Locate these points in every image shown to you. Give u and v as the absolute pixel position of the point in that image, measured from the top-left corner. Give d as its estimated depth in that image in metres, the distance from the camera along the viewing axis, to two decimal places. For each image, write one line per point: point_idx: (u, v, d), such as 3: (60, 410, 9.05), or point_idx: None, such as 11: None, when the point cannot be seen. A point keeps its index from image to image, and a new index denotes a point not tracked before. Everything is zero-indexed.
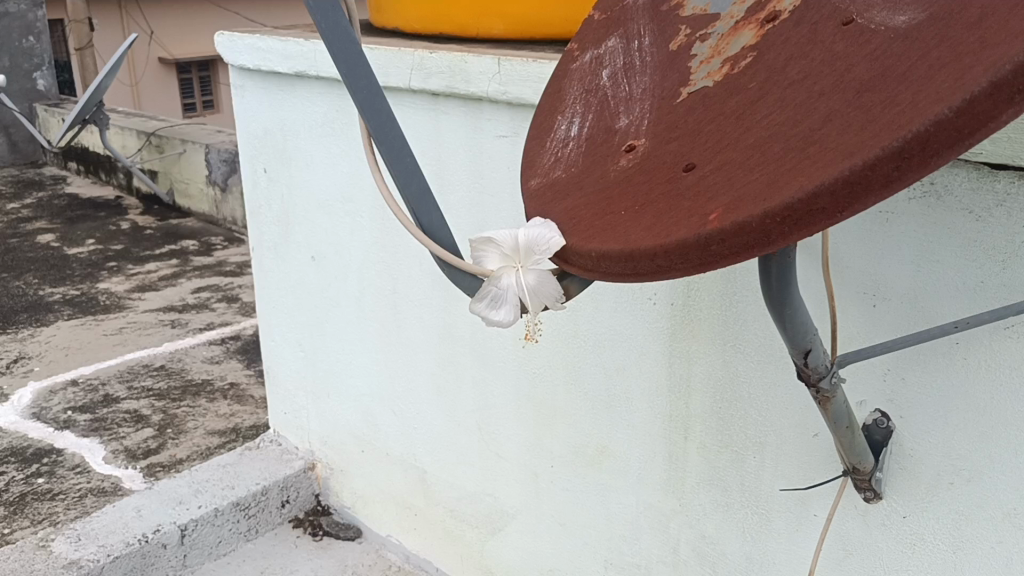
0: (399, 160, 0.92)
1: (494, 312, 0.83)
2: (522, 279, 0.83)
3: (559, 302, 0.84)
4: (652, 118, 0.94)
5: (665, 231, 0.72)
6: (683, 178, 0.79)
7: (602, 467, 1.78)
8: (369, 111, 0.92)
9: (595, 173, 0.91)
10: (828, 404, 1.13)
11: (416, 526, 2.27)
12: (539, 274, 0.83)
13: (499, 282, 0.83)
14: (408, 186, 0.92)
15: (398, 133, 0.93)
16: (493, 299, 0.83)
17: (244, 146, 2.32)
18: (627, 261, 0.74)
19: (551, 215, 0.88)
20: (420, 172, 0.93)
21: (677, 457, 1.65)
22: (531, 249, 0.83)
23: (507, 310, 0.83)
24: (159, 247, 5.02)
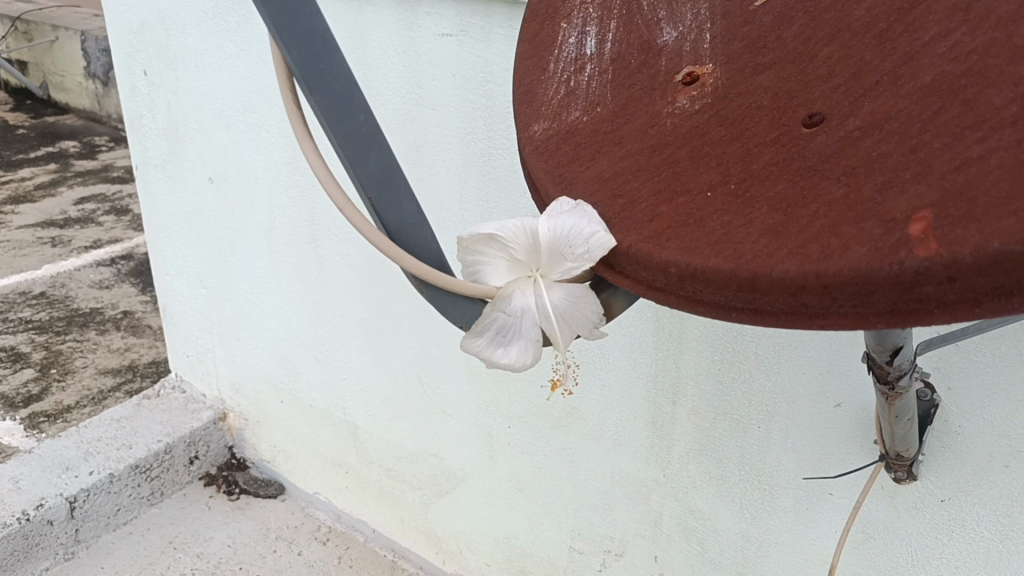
0: (345, 119, 0.60)
1: (504, 352, 0.54)
2: (545, 299, 0.53)
3: (598, 327, 0.54)
4: (717, 31, 0.62)
5: (817, 243, 0.42)
6: (808, 142, 0.49)
7: (570, 431, 1.52)
8: (294, 35, 0.59)
9: (638, 117, 0.60)
10: (896, 401, 0.89)
11: (347, 485, 1.99)
12: (570, 287, 0.53)
13: (511, 304, 0.53)
14: (360, 161, 0.60)
15: (344, 68, 0.60)
16: (501, 333, 0.54)
17: (117, 40, 1.90)
18: (743, 291, 0.44)
19: (579, 193, 0.57)
20: (381, 134, 0.61)
21: (662, 424, 1.40)
22: (557, 249, 0.53)
23: (525, 349, 0.53)
24: (34, 151, 4.45)
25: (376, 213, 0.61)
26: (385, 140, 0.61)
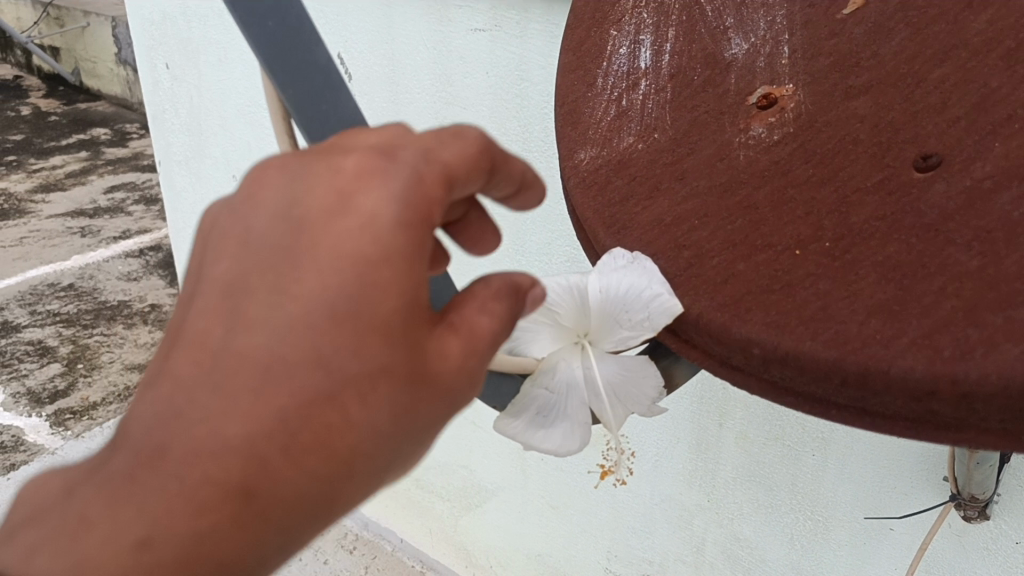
0: None
1: (545, 432, 0.47)
2: (595, 372, 0.48)
3: (658, 405, 0.48)
4: (797, 44, 0.52)
5: (948, 333, 0.35)
6: (923, 189, 0.40)
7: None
8: (288, 71, 0.42)
9: (704, 147, 0.50)
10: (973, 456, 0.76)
11: (372, 495, 1.84)
12: (624, 357, 0.47)
13: (554, 378, 0.48)
14: None
15: (354, 111, 0.45)
16: (542, 412, 0.48)
17: (138, 32, 1.83)
18: (850, 385, 0.36)
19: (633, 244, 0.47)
20: None
21: (708, 447, 1.17)
22: (610, 314, 0.47)
23: (571, 431, 0.47)
24: (65, 138, 4.42)
25: None
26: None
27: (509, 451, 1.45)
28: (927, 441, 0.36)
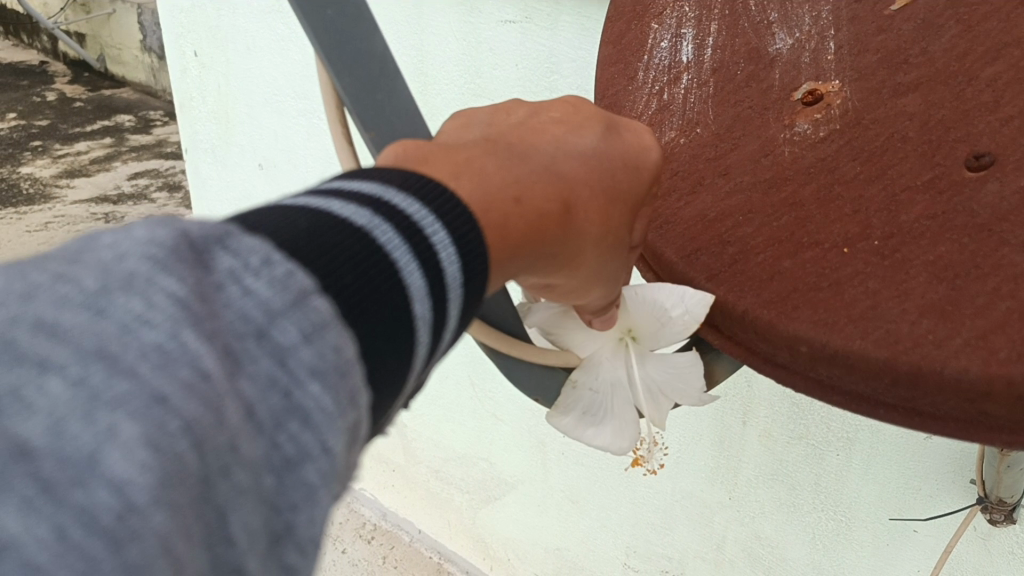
0: None
1: (593, 432, 0.48)
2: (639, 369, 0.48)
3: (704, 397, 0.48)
4: (843, 39, 0.52)
5: (1004, 334, 0.35)
6: (976, 188, 0.40)
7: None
8: (344, 59, 0.43)
9: (748, 142, 0.50)
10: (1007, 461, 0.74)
11: (394, 483, 1.77)
12: (666, 359, 0.48)
13: (599, 380, 0.48)
14: None
15: (408, 103, 0.45)
16: (590, 415, 0.48)
17: (166, 20, 1.84)
18: (900, 385, 0.36)
19: (665, 246, 0.47)
20: None
21: (730, 443, 1.15)
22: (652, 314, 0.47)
23: (617, 433, 0.48)
24: (90, 124, 4.44)
25: None
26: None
27: (530, 445, 1.44)
28: (979, 444, 0.36)
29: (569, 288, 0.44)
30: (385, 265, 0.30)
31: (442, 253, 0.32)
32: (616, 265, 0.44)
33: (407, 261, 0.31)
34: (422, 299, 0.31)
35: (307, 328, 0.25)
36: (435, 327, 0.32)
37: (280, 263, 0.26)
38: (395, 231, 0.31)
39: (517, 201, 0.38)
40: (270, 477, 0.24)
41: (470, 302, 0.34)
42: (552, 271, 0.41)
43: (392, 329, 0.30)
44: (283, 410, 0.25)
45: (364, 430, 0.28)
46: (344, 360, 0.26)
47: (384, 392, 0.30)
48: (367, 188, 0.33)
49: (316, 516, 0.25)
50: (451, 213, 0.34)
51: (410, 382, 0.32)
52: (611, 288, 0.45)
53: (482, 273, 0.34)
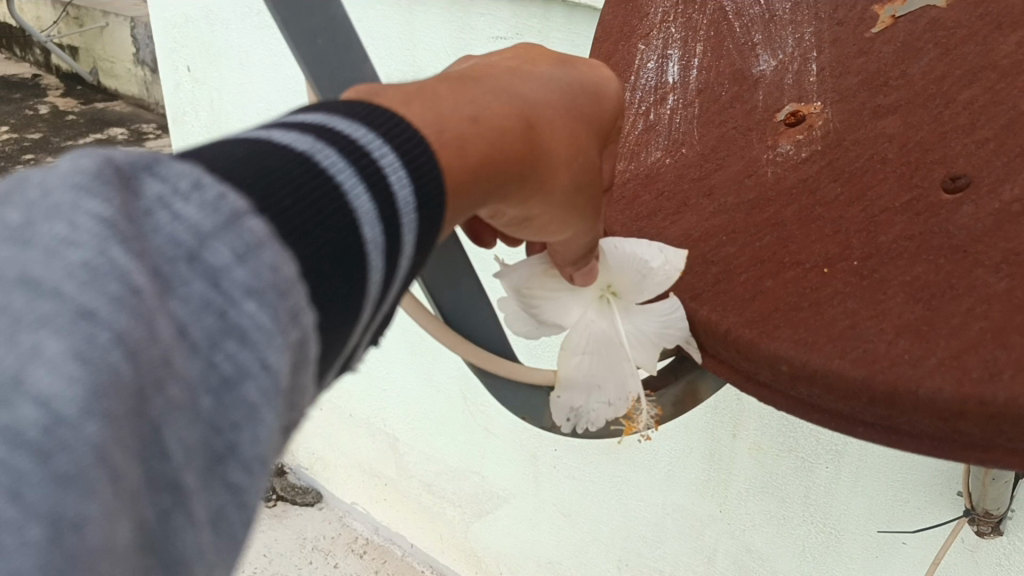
0: None
1: (598, 393, 0.50)
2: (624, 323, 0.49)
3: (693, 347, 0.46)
4: (825, 62, 0.53)
5: (977, 355, 0.36)
6: (953, 209, 0.41)
7: (639, 463, 1.25)
8: (334, 86, 0.45)
9: (732, 163, 0.50)
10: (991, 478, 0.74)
11: (386, 497, 1.75)
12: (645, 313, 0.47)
13: (588, 340, 0.50)
14: None
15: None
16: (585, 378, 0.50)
17: (160, 34, 1.84)
18: (877, 405, 0.37)
19: None
20: None
21: (721, 457, 1.15)
22: (627, 266, 0.48)
23: (613, 392, 0.50)
24: (82, 139, 4.42)
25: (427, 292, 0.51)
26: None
27: (521, 459, 1.44)
28: (953, 462, 0.37)
29: (545, 221, 0.43)
30: (330, 187, 0.29)
31: (392, 176, 0.32)
32: (591, 194, 0.43)
33: (354, 185, 0.30)
34: (371, 223, 0.30)
35: (239, 248, 0.24)
36: (389, 254, 0.31)
37: (211, 185, 0.25)
38: (340, 154, 0.30)
39: (473, 121, 0.38)
40: (208, 399, 0.24)
41: (425, 231, 0.33)
42: (527, 202, 0.42)
43: (342, 253, 0.29)
44: (218, 331, 0.24)
45: (311, 351, 0.27)
46: (282, 279, 0.25)
47: (336, 313, 0.29)
48: (310, 117, 0.32)
49: (259, 438, 0.25)
50: (400, 139, 0.33)
51: (365, 308, 0.31)
52: (590, 221, 0.45)
53: (435, 201, 0.34)
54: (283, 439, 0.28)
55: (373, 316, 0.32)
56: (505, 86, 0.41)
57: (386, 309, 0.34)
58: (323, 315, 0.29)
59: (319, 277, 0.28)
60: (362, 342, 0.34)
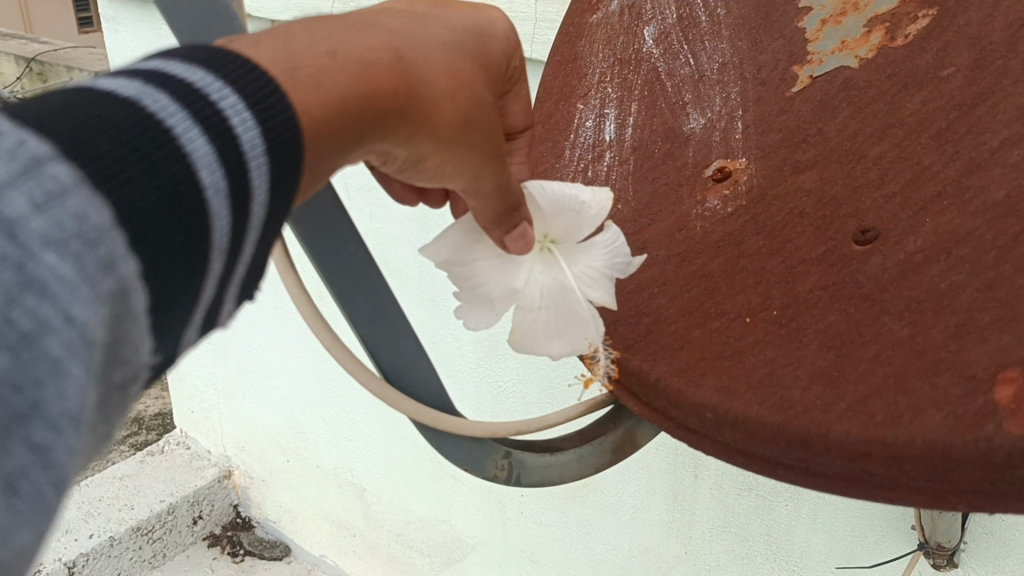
0: (334, 253, 0.57)
1: (551, 338, 0.49)
2: (569, 266, 0.50)
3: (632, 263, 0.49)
4: (749, 119, 0.55)
5: (881, 400, 0.38)
6: (862, 261, 0.44)
7: (606, 506, 1.23)
8: None
9: (664, 218, 0.53)
10: None
11: (355, 551, 1.62)
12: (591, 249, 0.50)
13: (531, 286, 0.50)
14: (352, 297, 0.58)
15: (331, 196, 0.56)
16: (549, 330, 0.50)
17: None
18: (794, 448, 0.39)
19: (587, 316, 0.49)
20: (376, 264, 0.58)
21: (683, 498, 1.14)
22: (559, 208, 0.50)
23: (580, 336, 0.48)
24: None
25: (371, 350, 0.59)
26: (376, 274, 0.58)
27: (490, 505, 1.37)
28: (867, 500, 0.39)
29: (440, 163, 0.44)
30: (161, 132, 0.31)
31: (234, 119, 0.33)
32: (490, 125, 0.44)
33: (188, 128, 0.32)
34: (209, 167, 0.32)
35: (39, 198, 0.26)
36: (235, 197, 0.33)
37: (12, 135, 0.27)
38: (173, 99, 0.32)
39: (330, 55, 0.38)
40: (6, 354, 0.26)
41: (278, 175, 0.35)
42: (417, 139, 0.42)
43: (177, 198, 0.30)
44: (17, 286, 0.26)
45: (131, 297, 0.29)
46: (89, 227, 0.27)
47: (173, 261, 0.30)
48: (148, 65, 0.33)
49: (65, 393, 0.27)
50: (242, 82, 0.34)
51: (211, 255, 0.32)
52: (494, 156, 0.45)
53: (289, 146, 0.35)
54: (111, 397, 0.31)
55: (229, 267, 0.34)
56: (377, 25, 0.42)
57: (247, 264, 0.35)
58: (159, 264, 0.30)
59: (151, 222, 0.29)
60: (227, 300, 0.35)
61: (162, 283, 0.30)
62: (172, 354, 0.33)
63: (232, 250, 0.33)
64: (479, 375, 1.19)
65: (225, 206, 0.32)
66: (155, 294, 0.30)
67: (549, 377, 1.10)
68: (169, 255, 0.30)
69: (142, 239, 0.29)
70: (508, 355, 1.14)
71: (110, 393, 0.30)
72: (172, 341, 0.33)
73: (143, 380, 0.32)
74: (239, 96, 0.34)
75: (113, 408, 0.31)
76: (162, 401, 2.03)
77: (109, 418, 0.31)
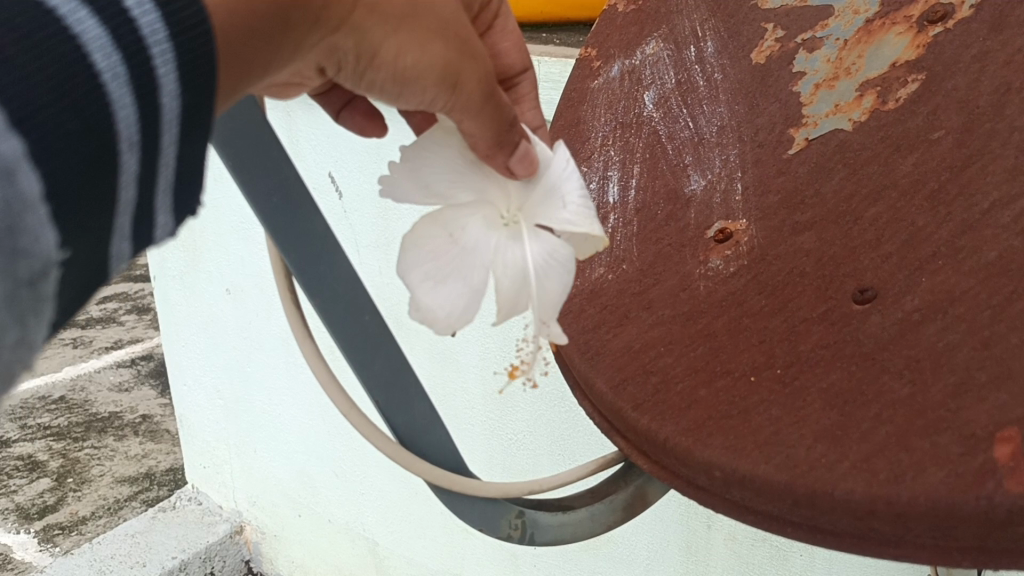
0: (349, 321, 0.59)
1: (440, 274, 0.48)
2: (513, 239, 0.49)
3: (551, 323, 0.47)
4: (748, 180, 0.57)
5: (884, 458, 0.39)
6: (863, 321, 0.45)
7: (619, 559, 1.22)
8: (291, 238, 0.57)
9: (668, 279, 0.54)
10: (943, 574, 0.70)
11: None
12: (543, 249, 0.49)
13: (465, 233, 0.49)
14: (367, 364, 0.60)
15: (347, 269, 0.59)
16: (431, 274, 0.48)
17: None
18: (801, 505, 0.40)
19: (595, 376, 0.50)
20: (391, 332, 0.61)
21: (697, 549, 1.13)
22: (550, 194, 0.50)
23: (459, 298, 0.47)
24: None
25: (385, 417, 0.61)
26: (390, 342, 0.60)
27: (503, 558, 1.36)
28: (873, 556, 0.39)
29: (398, 45, 0.44)
30: (47, 14, 0.30)
31: (128, 2, 0.33)
32: (447, 12, 0.45)
33: (77, 12, 0.31)
34: (102, 51, 0.32)
35: None
36: (136, 81, 0.33)
37: None
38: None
39: None
40: None
41: (189, 63, 0.34)
42: (357, 19, 0.43)
43: (68, 80, 0.30)
44: None
45: (13, 178, 0.29)
46: None
47: (70, 150, 0.30)
48: None
49: None
50: None
51: (120, 139, 0.32)
52: (462, 50, 0.46)
53: (198, 34, 0.35)
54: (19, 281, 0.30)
55: (144, 160, 0.34)
56: None
57: (168, 163, 0.35)
58: (54, 153, 0.30)
59: (40, 105, 0.29)
60: (155, 196, 0.35)
61: (59, 169, 0.30)
62: (87, 250, 0.33)
63: (146, 132, 0.33)
64: (489, 429, 1.20)
65: (128, 84, 0.32)
66: (51, 178, 0.30)
67: (560, 430, 1.11)
68: (63, 138, 0.30)
69: (29, 118, 0.29)
70: (518, 408, 1.15)
71: (17, 285, 0.30)
72: (91, 232, 0.33)
73: (55, 275, 0.31)
74: None
75: (25, 309, 0.30)
76: (173, 456, 2.04)
77: (24, 317, 0.30)
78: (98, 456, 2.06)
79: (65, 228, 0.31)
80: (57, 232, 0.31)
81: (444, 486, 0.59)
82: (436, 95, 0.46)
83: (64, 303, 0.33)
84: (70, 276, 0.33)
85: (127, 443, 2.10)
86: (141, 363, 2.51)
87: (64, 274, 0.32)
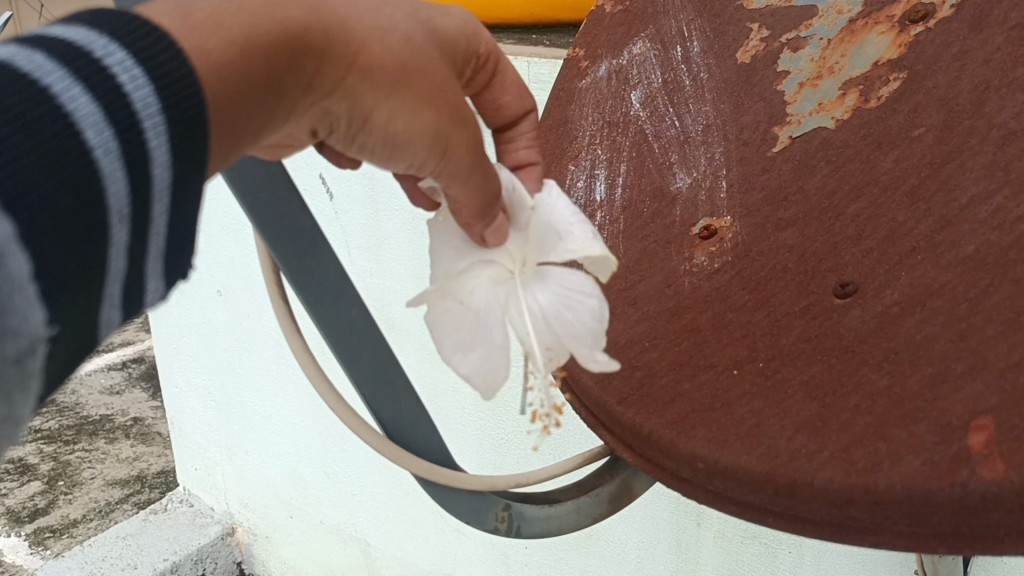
0: (338, 314, 0.60)
1: (466, 348, 0.51)
2: (530, 287, 0.52)
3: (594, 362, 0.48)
4: (733, 178, 0.57)
5: (862, 447, 0.40)
6: (843, 314, 0.46)
7: (610, 558, 1.22)
8: (280, 233, 0.58)
9: (654, 274, 0.55)
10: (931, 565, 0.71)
11: None
12: (555, 288, 0.51)
13: (472, 296, 0.51)
14: (355, 357, 0.60)
15: (335, 264, 0.60)
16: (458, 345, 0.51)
17: None
18: (781, 495, 0.41)
19: (582, 371, 0.51)
20: (377, 326, 0.61)
21: (687, 547, 1.13)
22: (546, 234, 0.51)
23: (486, 362, 0.50)
24: None
25: (373, 410, 0.62)
26: (378, 335, 0.61)
27: (495, 557, 1.36)
28: (852, 544, 0.40)
29: (388, 114, 0.44)
30: (40, 92, 0.32)
31: (121, 76, 0.35)
32: (441, 80, 0.45)
33: (70, 87, 0.33)
34: (96, 127, 0.33)
35: None
36: (126, 156, 0.34)
37: None
38: (53, 59, 0.33)
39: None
40: None
41: (178, 134, 0.36)
42: (349, 85, 0.44)
43: (60, 158, 0.32)
44: None
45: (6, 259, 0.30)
46: None
47: (59, 227, 0.32)
48: (56, 28, 0.35)
49: None
50: (134, 40, 0.36)
51: (111, 212, 0.34)
52: (455, 118, 0.45)
53: (189, 103, 0.37)
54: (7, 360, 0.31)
55: (133, 231, 0.36)
56: None
57: (158, 232, 0.37)
58: (45, 229, 0.32)
59: (32, 183, 0.31)
60: (144, 266, 0.37)
61: (50, 244, 0.32)
62: (76, 325, 0.35)
63: (135, 204, 0.35)
64: (480, 429, 1.20)
65: (119, 156, 0.34)
66: (41, 256, 0.32)
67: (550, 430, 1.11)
68: (54, 216, 0.32)
69: (19, 199, 0.31)
70: (510, 408, 1.16)
71: (4, 365, 0.31)
72: (80, 307, 0.34)
73: (43, 353, 0.33)
74: (124, 49, 0.35)
75: (12, 386, 0.32)
76: (165, 459, 2.04)
77: (11, 395, 0.32)
78: (89, 460, 2.05)
79: (54, 304, 0.33)
80: (46, 310, 0.32)
81: (433, 479, 0.60)
82: (425, 160, 0.46)
83: (52, 375, 0.34)
84: (60, 350, 0.34)
85: (118, 446, 2.10)
86: (133, 366, 2.51)
87: (53, 350, 0.34)
